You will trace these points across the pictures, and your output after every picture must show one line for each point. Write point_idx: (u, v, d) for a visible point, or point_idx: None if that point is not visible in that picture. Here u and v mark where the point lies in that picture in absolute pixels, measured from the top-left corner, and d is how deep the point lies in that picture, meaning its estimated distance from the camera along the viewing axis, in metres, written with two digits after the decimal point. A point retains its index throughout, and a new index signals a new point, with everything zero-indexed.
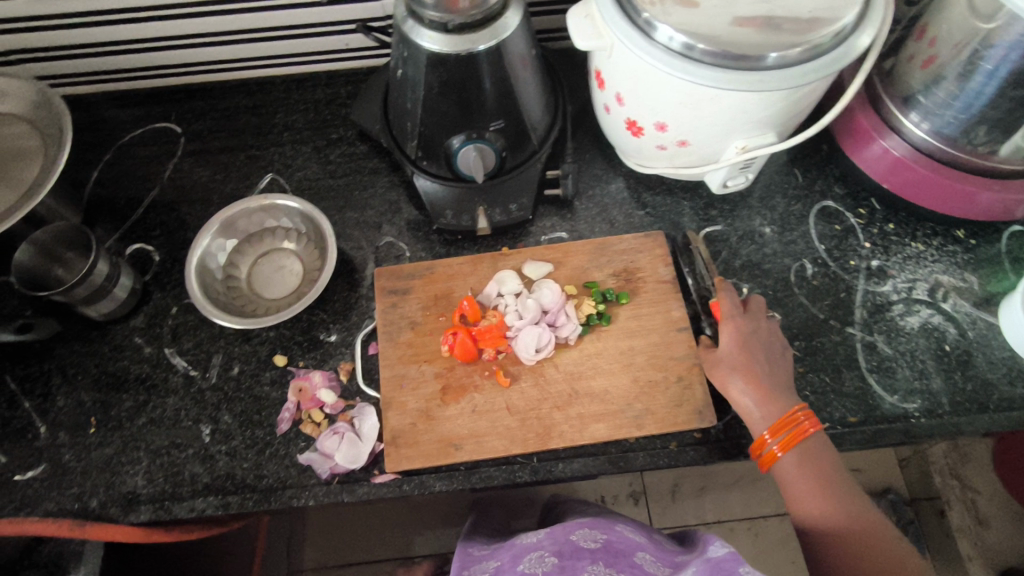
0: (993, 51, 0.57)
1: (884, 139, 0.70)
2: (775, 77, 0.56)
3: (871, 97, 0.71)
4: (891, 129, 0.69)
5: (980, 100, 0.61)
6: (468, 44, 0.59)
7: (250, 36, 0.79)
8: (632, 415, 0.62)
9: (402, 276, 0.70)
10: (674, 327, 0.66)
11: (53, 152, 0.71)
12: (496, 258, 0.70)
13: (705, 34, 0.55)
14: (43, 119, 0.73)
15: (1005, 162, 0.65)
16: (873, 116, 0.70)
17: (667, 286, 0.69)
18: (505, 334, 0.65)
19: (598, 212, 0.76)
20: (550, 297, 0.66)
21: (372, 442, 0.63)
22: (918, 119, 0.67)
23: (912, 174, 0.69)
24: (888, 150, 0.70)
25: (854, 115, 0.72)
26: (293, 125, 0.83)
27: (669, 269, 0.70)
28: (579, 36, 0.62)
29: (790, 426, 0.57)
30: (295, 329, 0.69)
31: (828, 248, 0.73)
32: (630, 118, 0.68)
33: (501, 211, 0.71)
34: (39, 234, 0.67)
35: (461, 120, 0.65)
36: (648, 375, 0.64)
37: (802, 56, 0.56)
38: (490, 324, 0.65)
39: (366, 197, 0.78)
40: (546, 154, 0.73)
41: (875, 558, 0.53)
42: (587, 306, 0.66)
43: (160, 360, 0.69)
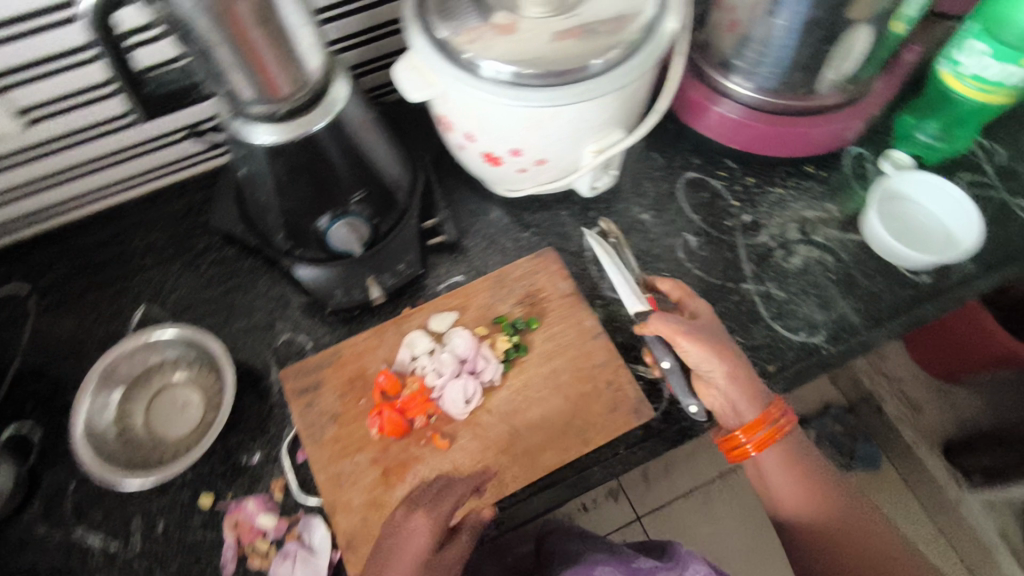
0: (783, 10, 0.63)
1: (717, 106, 0.75)
2: (605, 81, 0.59)
3: (695, 70, 0.76)
4: (720, 95, 0.74)
5: (787, 51, 0.67)
6: (302, 128, 0.58)
7: (74, 173, 0.74)
8: (576, 434, 0.62)
9: (309, 371, 0.67)
10: (589, 335, 0.67)
11: None
12: (399, 322, 0.69)
13: (527, 58, 0.57)
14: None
15: (825, 97, 0.72)
16: (701, 87, 0.75)
17: (571, 298, 0.70)
18: (430, 396, 0.64)
19: (486, 245, 0.76)
20: (462, 345, 0.66)
21: (327, 552, 0.60)
22: (740, 81, 0.73)
23: (751, 130, 0.75)
24: (724, 115, 0.75)
25: (685, 91, 0.77)
26: (150, 249, 0.78)
27: (567, 281, 0.71)
28: (412, 90, 0.63)
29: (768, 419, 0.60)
30: (212, 462, 0.65)
31: (703, 216, 0.76)
32: (486, 151, 0.68)
33: (390, 274, 0.70)
34: None
35: (322, 200, 0.63)
36: (579, 389, 0.65)
37: (622, 55, 0.59)
38: (412, 392, 0.64)
39: (249, 300, 0.74)
40: (417, 207, 0.72)
41: (847, 540, 0.59)
42: (502, 342, 0.66)
43: (72, 545, 0.62)
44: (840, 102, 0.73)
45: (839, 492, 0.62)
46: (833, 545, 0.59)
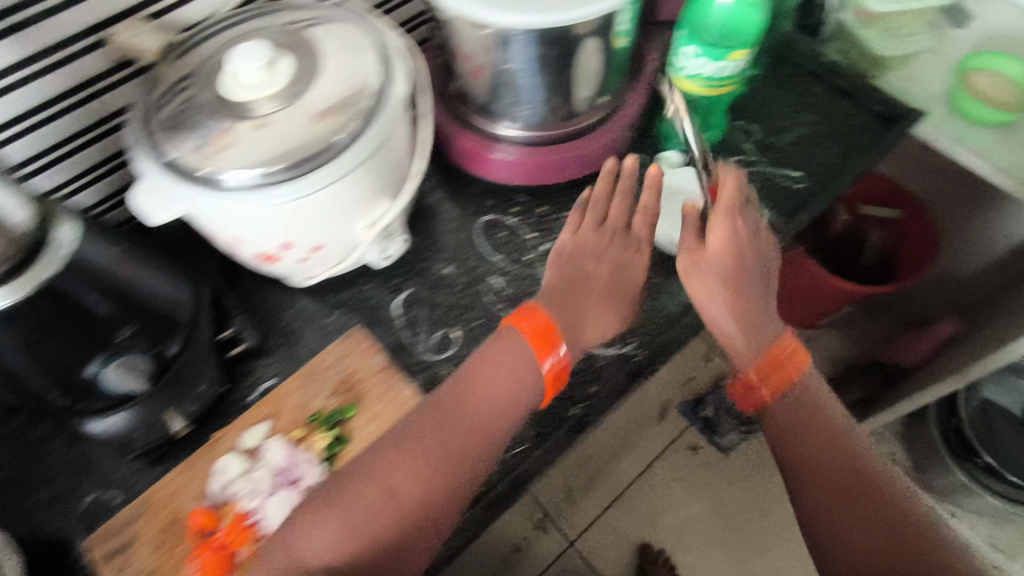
0: (513, 47, 0.65)
1: (496, 151, 0.76)
2: (355, 155, 0.59)
3: (462, 123, 0.77)
4: (495, 141, 0.76)
5: (536, 87, 0.70)
6: (33, 282, 0.51)
7: None
8: None
9: (116, 530, 0.61)
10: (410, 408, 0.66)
11: None
12: (210, 447, 0.65)
13: (264, 157, 0.57)
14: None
15: (585, 116, 0.76)
16: (475, 137, 0.77)
17: (387, 373, 0.68)
18: (249, 520, 0.61)
19: (295, 339, 0.73)
20: (277, 455, 0.64)
21: None
22: (509, 123, 0.75)
23: (534, 163, 0.76)
24: (505, 157, 0.76)
25: (459, 144, 0.77)
26: None
27: (380, 356, 0.69)
28: (157, 211, 0.58)
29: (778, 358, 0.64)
30: None
31: (504, 256, 0.77)
32: (260, 252, 0.66)
33: (189, 400, 0.65)
34: None
35: (83, 351, 0.58)
36: None
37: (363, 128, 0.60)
38: (229, 522, 0.61)
39: (43, 468, 0.67)
40: (207, 320, 0.67)
41: (845, 511, 0.58)
42: (320, 441, 0.64)
43: None
44: (599, 119, 0.77)
45: (844, 447, 0.61)
46: (843, 513, 0.58)
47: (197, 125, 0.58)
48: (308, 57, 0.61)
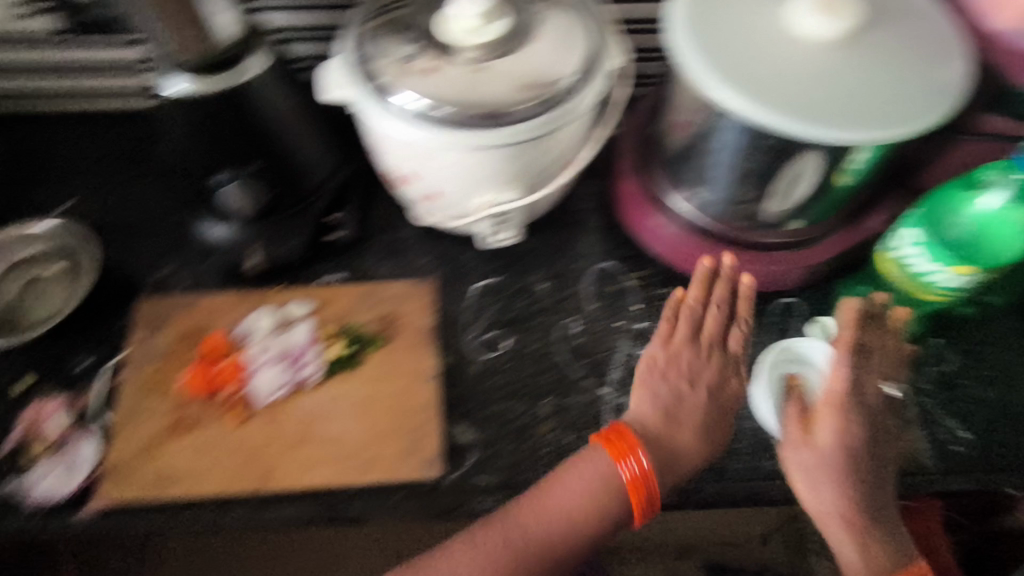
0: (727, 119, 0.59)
1: (658, 218, 0.71)
2: (514, 132, 0.59)
3: (643, 172, 0.73)
4: (664, 208, 0.71)
5: (728, 173, 0.65)
6: (211, 87, 0.60)
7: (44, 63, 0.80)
8: (356, 464, 0.62)
9: (170, 308, 0.71)
10: (420, 376, 0.66)
11: None
12: (259, 297, 0.71)
13: (435, 90, 0.58)
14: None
15: (765, 234, 0.68)
16: (644, 190, 0.72)
17: (423, 335, 0.69)
18: (247, 370, 0.66)
19: (384, 257, 0.76)
20: (298, 337, 0.68)
21: (87, 469, 0.61)
22: (683, 199, 0.70)
23: (692, 253, 0.70)
24: (663, 228, 0.71)
25: (626, 184, 0.74)
26: (104, 154, 0.83)
27: (431, 317, 0.70)
28: (326, 86, 0.63)
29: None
30: (51, 353, 0.69)
31: (598, 308, 0.72)
32: (389, 169, 0.68)
33: (275, 250, 0.71)
34: None
35: (220, 157, 0.66)
36: (386, 422, 0.64)
37: (533, 111, 0.58)
38: (234, 361, 0.66)
39: (159, 226, 0.77)
40: (325, 197, 0.73)
41: None
42: (334, 348, 0.67)
43: None
44: (781, 244, 0.69)
45: None
46: None
47: (382, 36, 0.62)
48: (525, 20, 0.61)
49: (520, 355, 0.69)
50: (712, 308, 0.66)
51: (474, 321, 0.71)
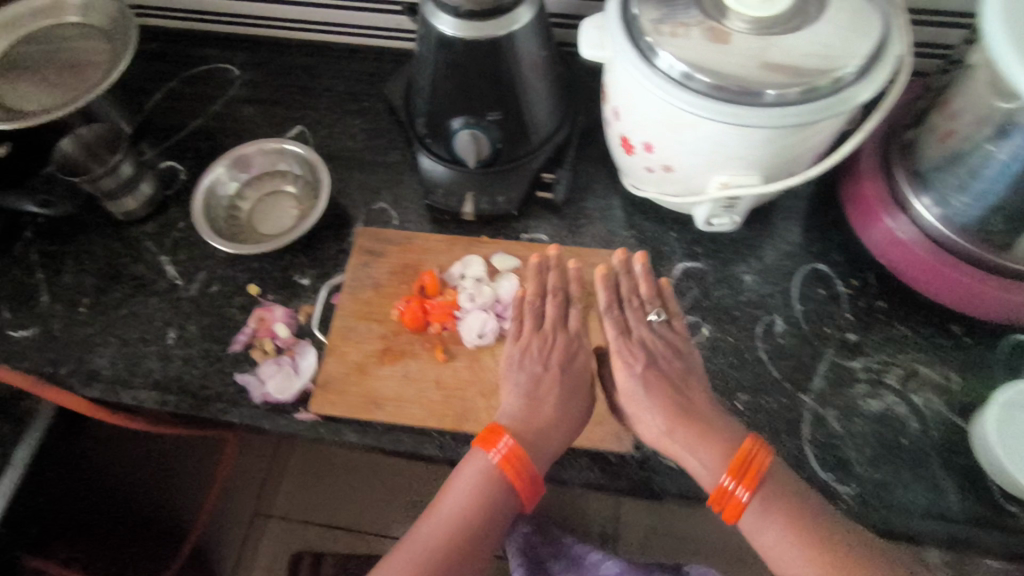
0: None
1: (892, 219, 0.65)
2: (769, 116, 0.55)
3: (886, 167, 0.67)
4: (901, 210, 0.65)
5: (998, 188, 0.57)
6: (479, 32, 0.62)
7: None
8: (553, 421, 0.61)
9: (381, 239, 0.73)
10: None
11: (115, 56, 0.75)
12: (470, 242, 0.73)
13: (692, 55, 0.55)
14: (115, 28, 0.77)
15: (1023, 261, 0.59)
16: (882, 188, 0.66)
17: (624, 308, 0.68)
18: (454, 313, 0.68)
19: (585, 224, 0.75)
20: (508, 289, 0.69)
21: (305, 379, 0.66)
22: (929, 203, 0.62)
23: (924, 264, 0.64)
24: (894, 231, 0.65)
25: (861, 181, 0.68)
26: (333, 88, 0.87)
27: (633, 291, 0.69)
28: (584, 44, 0.63)
29: (748, 461, 0.54)
30: (275, 266, 0.74)
31: (805, 310, 0.68)
32: (623, 135, 0.66)
33: (487, 201, 0.73)
34: (81, 131, 0.72)
35: (462, 102, 0.68)
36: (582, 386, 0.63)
37: (799, 97, 0.55)
38: (443, 300, 0.68)
39: (376, 163, 0.81)
40: (544, 157, 0.74)
41: None
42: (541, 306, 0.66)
43: (155, 266, 0.75)
44: None
45: None
46: None
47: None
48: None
49: (719, 346, 0.67)
50: (548, 300, 0.67)
51: (674, 301, 0.69)
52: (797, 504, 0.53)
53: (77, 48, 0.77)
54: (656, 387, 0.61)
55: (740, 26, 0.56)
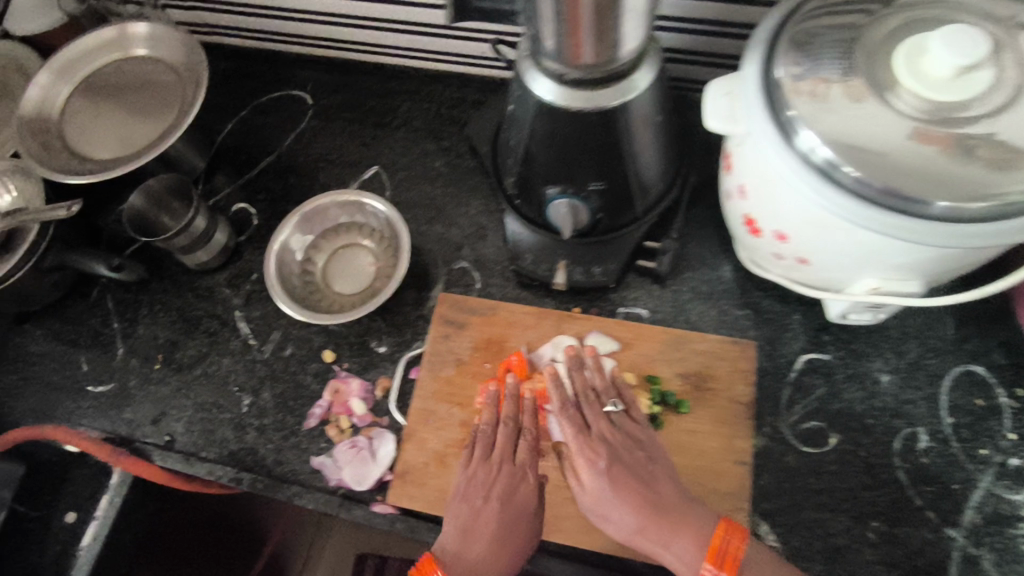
0: None
1: None
2: (935, 231, 0.45)
3: None
4: None
5: None
6: (584, 101, 0.53)
7: (374, 24, 0.76)
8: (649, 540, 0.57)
9: (462, 308, 0.66)
10: (731, 457, 0.57)
11: (187, 98, 0.70)
12: (561, 317, 0.64)
13: (844, 140, 0.45)
14: (187, 70, 0.71)
15: None
16: None
17: (739, 408, 0.59)
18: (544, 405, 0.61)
19: (690, 298, 0.67)
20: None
21: (382, 468, 0.61)
22: None
23: None
24: None
25: None
26: (411, 121, 0.79)
27: (749, 389, 0.59)
28: (711, 117, 0.53)
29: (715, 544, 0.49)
30: (351, 330, 0.69)
31: (958, 423, 0.58)
32: (747, 215, 0.57)
33: (582, 271, 0.65)
34: (153, 182, 0.69)
35: (560, 169, 0.59)
36: None
37: (981, 212, 0.44)
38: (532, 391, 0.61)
39: (457, 213, 0.74)
40: (649, 223, 0.65)
41: None
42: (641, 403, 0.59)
43: (228, 321, 0.72)
44: None
45: None
46: None
47: (823, 50, 0.48)
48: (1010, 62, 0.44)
49: (848, 461, 0.58)
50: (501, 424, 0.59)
51: (796, 401, 0.61)
52: None
53: (153, 91, 0.72)
54: (617, 479, 0.53)
55: (906, 107, 0.45)
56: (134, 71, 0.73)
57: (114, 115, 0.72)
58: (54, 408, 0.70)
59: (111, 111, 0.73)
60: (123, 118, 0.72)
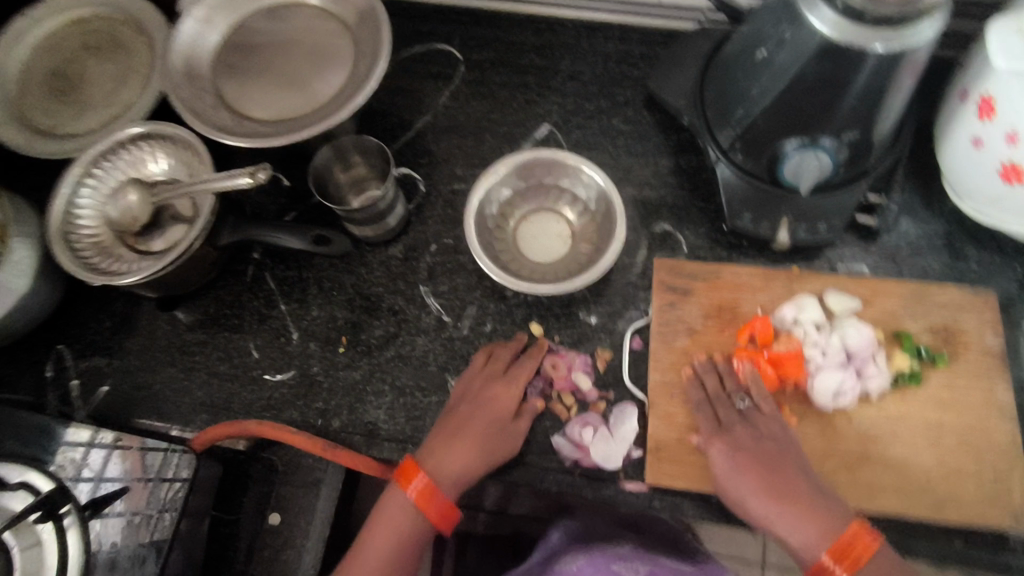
0: None
1: None
2: None
3: None
4: None
5: None
6: (860, 41, 0.48)
7: None
8: (932, 499, 0.56)
9: (682, 274, 0.64)
10: (995, 410, 0.58)
11: (366, 58, 0.65)
12: (791, 280, 0.64)
13: None
14: (358, 24, 0.67)
15: None
16: None
17: (991, 359, 0.60)
18: (803, 366, 0.58)
19: (908, 253, 0.65)
20: (858, 338, 0.58)
21: (626, 445, 0.59)
22: None
23: None
24: None
25: None
26: (578, 76, 0.74)
27: (998, 339, 0.60)
28: (1004, 54, 0.51)
29: (852, 546, 0.51)
30: (555, 300, 0.65)
31: None
32: (1011, 163, 0.55)
33: (808, 228, 0.62)
34: (344, 139, 0.64)
35: (809, 120, 0.55)
36: (958, 457, 0.57)
37: None
38: (788, 351, 0.59)
39: (646, 173, 0.70)
40: (876, 175, 0.62)
41: None
42: (901, 359, 0.59)
43: (414, 297, 0.66)
44: None
45: None
46: None
47: None
48: None
49: None
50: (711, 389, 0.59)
51: None
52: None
53: (317, 50, 0.67)
54: (767, 480, 0.54)
55: None
56: (290, 30, 0.68)
57: (278, 76, 0.67)
58: (230, 402, 0.64)
59: (269, 73, 0.67)
60: (290, 79, 0.67)
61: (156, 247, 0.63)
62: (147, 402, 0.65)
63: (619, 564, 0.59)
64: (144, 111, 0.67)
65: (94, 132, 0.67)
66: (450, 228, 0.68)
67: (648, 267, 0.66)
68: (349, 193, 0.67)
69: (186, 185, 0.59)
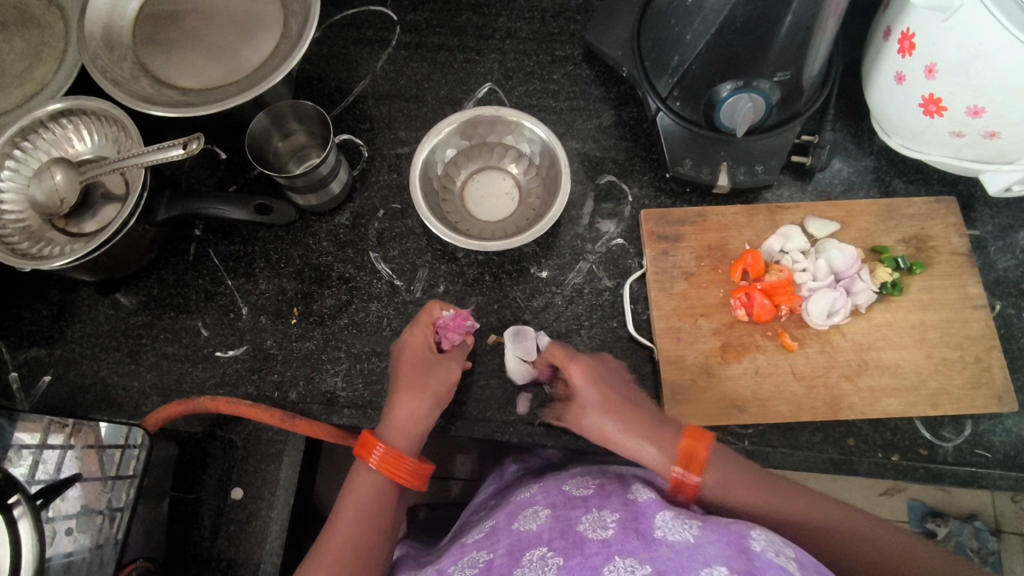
0: None
1: None
2: None
3: None
4: None
5: None
6: None
7: None
8: (927, 394, 0.60)
9: (672, 221, 0.65)
10: (970, 304, 0.62)
11: (297, 20, 0.63)
12: (774, 211, 0.65)
13: None
14: None
15: None
16: None
17: (961, 259, 0.63)
18: (797, 292, 0.61)
19: (840, 190, 0.68)
20: (842, 258, 0.61)
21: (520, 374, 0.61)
22: None
23: None
24: None
25: None
26: (516, 33, 0.74)
27: (964, 240, 0.64)
28: None
29: (695, 450, 0.47)
30: (505, 258, 0.65)
31: None
32: (931, 95, 0.57)
33: (745, 171, 0.64)
34: (279, 104, 0.62)
35: (740, 63, 0.56)
36: (944, 352, 0.61)
37: None
38: (779, 280, 0.61)
39: (590, 127, 0.70)
40: (806, 117, 0.64)
41: (820, 517, 0.48)
42: (883, 272, 0.62)
43: (364, 264, 0.65)
44: None
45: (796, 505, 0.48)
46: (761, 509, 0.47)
47: None
48: None
49: (1012, 323, 0.64)
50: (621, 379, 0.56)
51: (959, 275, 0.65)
52: (739, 471, 0.49)
53: (245, 15, 0.65)
54: (618, 411, 0.52)
55: None
56: None
57: (204, 45, 0.64)
58: (180, 383, 0.63)
59: (196, 42, 0.64)
60: (218, 47, 0.64)
61: (88, 229, 0.61)
62: (94, 390, 0.63)
63: (568, 483, 0.55)
64: (63, 87, 0.63)
65: (10, 112, 0.63)
66: (397, 193, 0.68)
67: (595, 219, 0.67)
68: (290, 161, 0.66)
69: (113, 161, 0.56)
